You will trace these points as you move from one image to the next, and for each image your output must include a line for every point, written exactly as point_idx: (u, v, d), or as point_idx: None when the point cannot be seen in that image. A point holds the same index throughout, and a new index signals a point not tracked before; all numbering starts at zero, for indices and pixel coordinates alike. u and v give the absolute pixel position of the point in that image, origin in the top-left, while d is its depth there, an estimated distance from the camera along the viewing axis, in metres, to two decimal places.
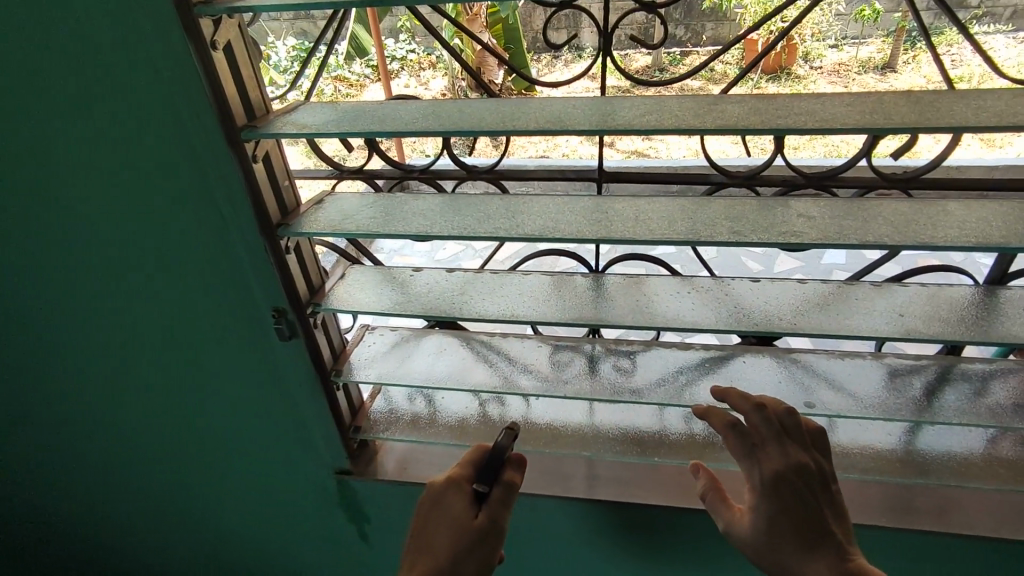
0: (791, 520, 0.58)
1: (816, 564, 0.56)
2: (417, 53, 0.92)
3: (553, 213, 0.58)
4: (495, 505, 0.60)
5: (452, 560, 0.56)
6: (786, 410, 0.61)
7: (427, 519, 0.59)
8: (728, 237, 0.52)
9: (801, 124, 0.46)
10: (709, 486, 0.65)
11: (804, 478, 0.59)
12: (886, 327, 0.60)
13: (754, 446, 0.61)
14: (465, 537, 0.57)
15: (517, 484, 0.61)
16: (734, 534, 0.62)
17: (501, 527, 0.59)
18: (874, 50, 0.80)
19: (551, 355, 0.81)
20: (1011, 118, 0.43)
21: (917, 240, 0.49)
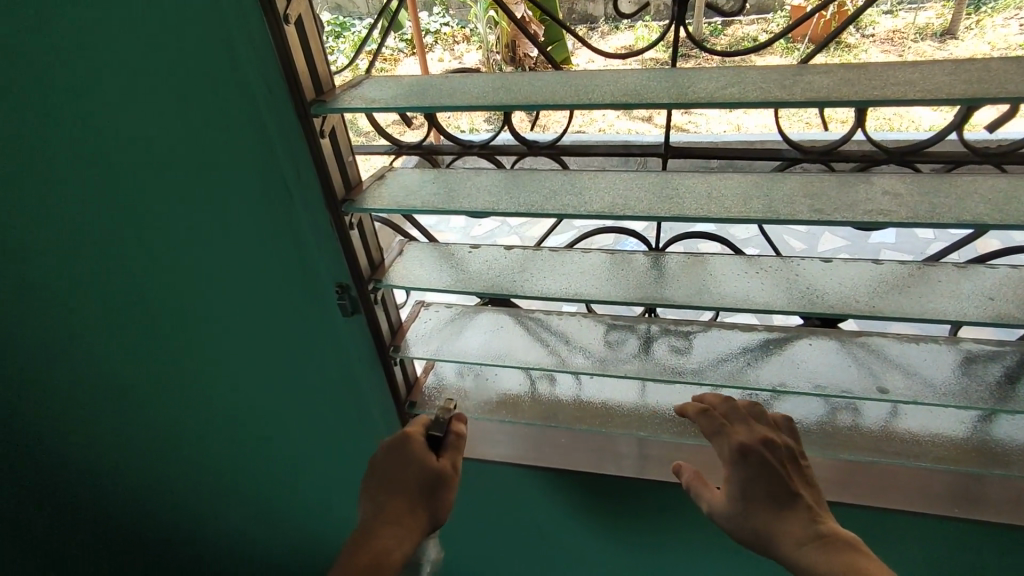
0: (760, 483, 0.61)
1: (791, 523, 0.59)
2: (452, 25, 0.73)
3: (621, 190, 0.57)
4: (449, 452, 0.67)
5: (418, 496, 0.64)
6: (749, 404, 0.68)
7: (387, 463, 0.66)
8: (809, 216, 0.50)
9: (899, 94, 0.43)
10: (688, 473, 0.68)
11: (767, 448, 0.63)
12: (974, 312, 0.57)
13: (721, 423, 0.66)
14: (428, 477, 0.64)
15: (463, 436, 0.69)
16: (716, 512, 0.64)
17: (457, 469, 0.67)
18: (933, 15, 0.60)
19: (605, 335, 0.80)
20: None
21: (1018, 220, 0.47)
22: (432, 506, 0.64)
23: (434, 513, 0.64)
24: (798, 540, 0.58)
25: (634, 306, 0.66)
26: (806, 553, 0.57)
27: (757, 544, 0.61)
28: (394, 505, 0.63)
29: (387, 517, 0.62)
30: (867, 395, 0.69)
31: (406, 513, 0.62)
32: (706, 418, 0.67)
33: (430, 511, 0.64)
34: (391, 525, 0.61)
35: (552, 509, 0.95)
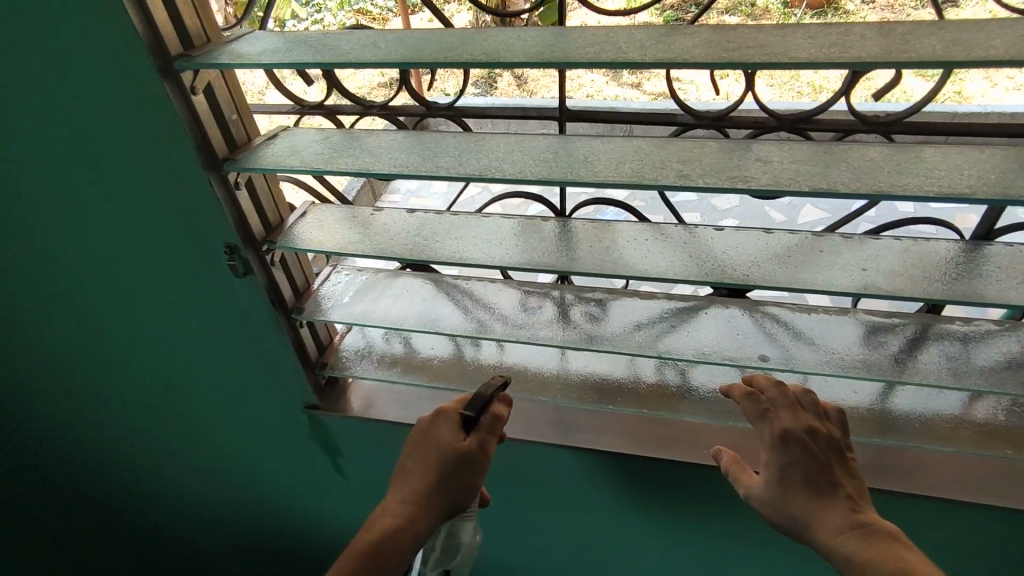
0: (802, 470, 0.61)
1: (829, 513, 0.58)
2: None
3: (503, 152, 0.56)
4: (483, 432, 0.63)
5: (443, 479, 0.61)
6: (804, 389, 0.66)
7: (415, 446, 0.63)
8: (674, 181, 0.49)
9: (750, 57, 0.42)
10: (727, 456, 0.68)
11: (816, 440, 0.62)
12: (843, 282, 0.57)
13: (766, 410, 0.65)
14: (455, 461, 0.61)
15: (504, 417, 0.64)
16: (753, 497, 0.64)
17: (488, 451, 0.62)
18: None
19: (521, 301, 0.80)
20: (985, 51, 0.39)
21: (873, 189, 0.46)
22: (457, 489, 0.61)
23: (461, 499, 0.61)
24: (837, 530, 0.57)
25: (522, 271, 0.66)
26: (841, 544, 0.56)
27: (792, 531, 0.61)
28: (420, 486, 0.61)
29: (411, 498, 0.60)
30: (747, 363, 0.69)
31: (433, 495, 0.60)
32: (751, 401, 0.67)
33: (455, 496, 0.61)
34: (419, 508, 0.60)
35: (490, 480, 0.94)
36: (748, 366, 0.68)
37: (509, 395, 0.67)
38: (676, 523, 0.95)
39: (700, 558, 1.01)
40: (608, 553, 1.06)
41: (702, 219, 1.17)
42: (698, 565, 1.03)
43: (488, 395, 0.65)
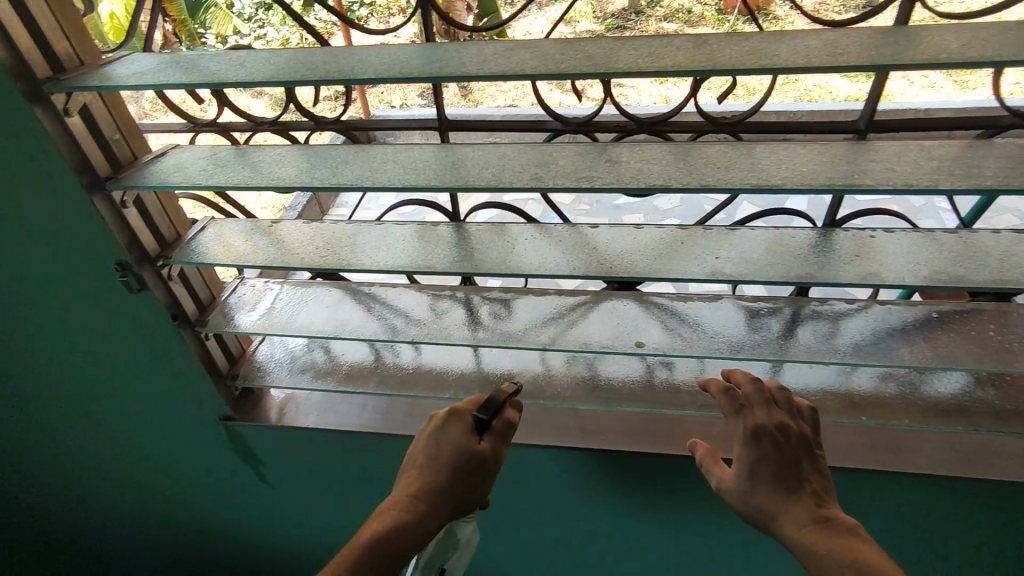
0: (773, 464, 0.59)
1: (792, 506, 0.56)
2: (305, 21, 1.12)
3: (376, 165, 0.59)
4: (495, 436, 0.61)
5: (450, 480, 0.58)
6: (778, 386, 0.65)
7: (427, 446, 0.61)
8: (528, 183, 0.53)
9: (574, 69, 0.47)
10: (702, 450, 0.66)
11: (790, 435, 0.60)
12: (696, 270, 0.61)
13: (741, 406, 0.63)
14: (467, 461, 0.59)
15: (517, 423, 0.62)
16: (724, 489, 0.61)
17: (499, 457, 0.60)
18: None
19: (431, 304, 0.83)
20: (776, 60, 0.45)
21: (701, 183, 0.51)
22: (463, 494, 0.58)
23: (464, 503, 0.59)
24: (800, 525, 0.55)
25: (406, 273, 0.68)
26: (806, 537, 0.54)
27: (761, 525, 0.58)
28: (425, 485, 0.58)
29: (417, 496, 0.58)
30: (625, 349, 0.74)
31: (438, 496, 0.58)
32: (727, 395, 0.65)
33: (457, 500, 0.59)
34: (420, 506, 0.57)
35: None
36: (626, 352, 0.72)
37: (520, 403, 0.64)
38: (599, 512, 0.98)
39: (628, 547, 1.04)
40: (538, 548, 1.09)
41: (645, 222, 1.26)
42: (626, 554, 1.06)
43: (501, 400, 0.62)
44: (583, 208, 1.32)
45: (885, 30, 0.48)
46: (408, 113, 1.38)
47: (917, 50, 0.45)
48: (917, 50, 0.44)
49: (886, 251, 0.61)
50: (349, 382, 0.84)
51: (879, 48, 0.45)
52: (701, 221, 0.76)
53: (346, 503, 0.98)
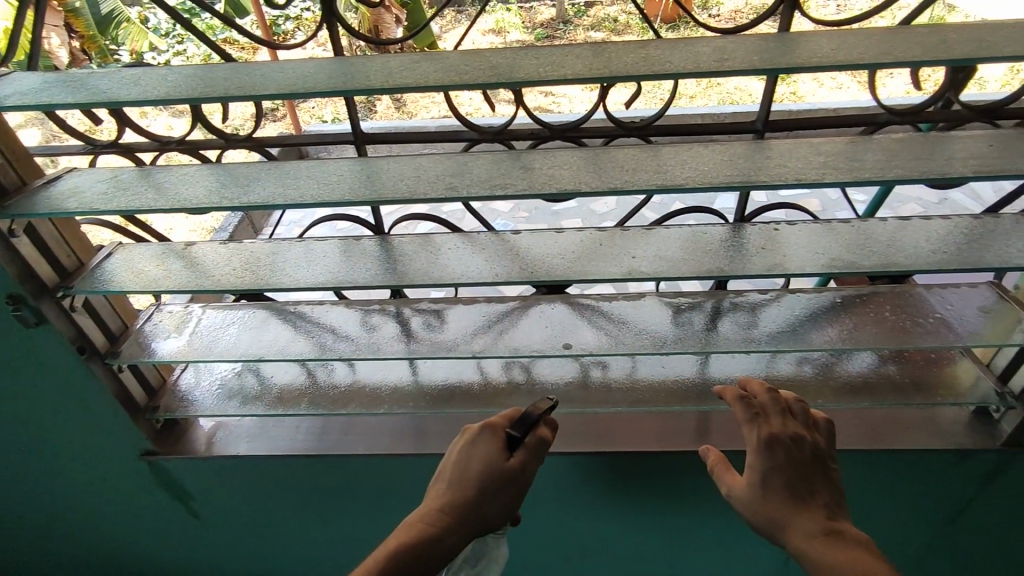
0: (786, 473, 0.60)
1: (802, 517, 0.58)
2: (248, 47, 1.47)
3: (289, 181, 0.58)
4: (527, 451, 0.64)
5: (479, 493, 0.60)
6: (795, 398, 0.67)
7: (460, 458, 0.63)
8: (442, 193, 0.54)
9: (479, 79, 0.48)
10: (714, 457, 0.67)
11: (804, 445, 0.62)
12: (615, 270, 0.63)
13: (757, 413, 0.65)
14: (498, 475, 0.61)
15: (548, 441, 0.65)
16: (734, 496, 0.62)
17: (529, 471, 0.63)
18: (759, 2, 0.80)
19: (362, 319, 0.82)
20: (667, 66, 0.47)
21: (608, 186, 0.53)
22: (494, 507, 0.61)
23: (490, 518, 0.61)
24: (809, 535, 0.56)
25: (329, 289, 0.67)
26: (810, 546, 0.55)
27: (769, 536, 0.59)
28: (455, 498, 0.60)
29: (447, 508, 0.60)
30: (554, 351, 0.75)
31: (468, 510, 0.60)
32: (743, 404, 0.66)
33: (485, 516, 0.60)
34: (451, 518, 0.59)
35: (350, 510, 0.91)
36: (554, 354, 0.73)
37: (555, 421, 0.68)
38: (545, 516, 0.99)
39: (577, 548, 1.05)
40: None
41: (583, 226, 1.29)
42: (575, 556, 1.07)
43: (535, 417, 0.65)
44: (522, 215, 1.34)
45: (768, 37, 0.51)
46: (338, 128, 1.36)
47: (793, 54, 0.48)
48: (795, 55, 0.48)
49: (790, 243, 0.65)
50: (279, 406, 0.81)
51: (760, 53, 0.48)
52: (621, 221, 0.78)
53: (285, 530, 0.94)
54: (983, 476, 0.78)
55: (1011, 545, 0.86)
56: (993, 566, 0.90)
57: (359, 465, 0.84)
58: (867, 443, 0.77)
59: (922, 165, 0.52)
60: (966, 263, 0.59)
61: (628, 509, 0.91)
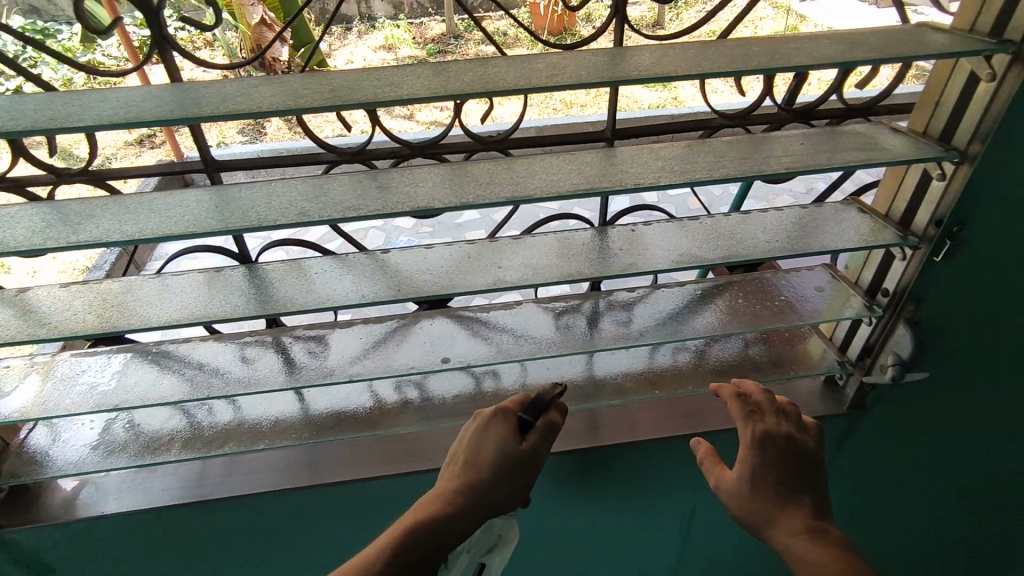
0: (777, 470, 0.65)
1: (789, 514, 0.63)
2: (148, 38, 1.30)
3: (126, 215, 0.54)
4: (537, 436, 0.68)
5: (494, 476, 0.65)
6: (790, 403, 0.72)
7: (472, 440, 0.67)
8: (292, 219, 0.53)
9: (318, 101, 0.47)
10: (703, 449, 0.71)
11: (795, 444, 0.68)
12: (480, 281, 0.64)
13: (752, 411, 0.70)
14: (512, 459, 0.66)
15: (557, 425, 0.70)
16: (723, 488, 0.67)
17: (540, 454, 0.68)
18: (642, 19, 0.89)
19: (239, 353, 0.78)
20: (502, 83, 0.49)
21: (460, 201, 0.54)
22: (504, 492, 0.65)
23: (502, 503, 0.65)
24: (793, 531, 0.62)
25: (188, 326, 0.63)
26: (797, 543, 0.61)
27: (754, 528, 0.64)
28: (469, 480, 0.64)
29: (461, 488, 0.64)
30: (432, 367, 0.75)
31: (483, 490, 0.64)
32: (740, 402, 0.71)
33: (497, 497, 0.65)
34: (465, 498, 0.63)
35: (242, 548, 0.87)
36: (431, 371, 0.73)
37: (564, 406, 0.73)
38: None
39: None
40: None
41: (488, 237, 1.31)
42: None
43: (546, 401, 0.70)
44: (424, 230, 1.33)
45: (601, 52, 0.54)
46: (227, 152, 1.24)
47: (619, 68, 0.51)
48: (620, 69, 0.51)
49: (647, 243, 0.69)
50: (147, 454, 0.74)
51: (590, 68, 0.51)
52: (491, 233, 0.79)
53: None
54: (837, 439, 0.86)
55: (872, 500, 0.97)
56: (856, 520, 0.99)
57: (245, 503, 0.80)
58: None
59: (745, 164, 0.57)
60: (795, 249, 0.65)
61: (530, 514, 0.92)
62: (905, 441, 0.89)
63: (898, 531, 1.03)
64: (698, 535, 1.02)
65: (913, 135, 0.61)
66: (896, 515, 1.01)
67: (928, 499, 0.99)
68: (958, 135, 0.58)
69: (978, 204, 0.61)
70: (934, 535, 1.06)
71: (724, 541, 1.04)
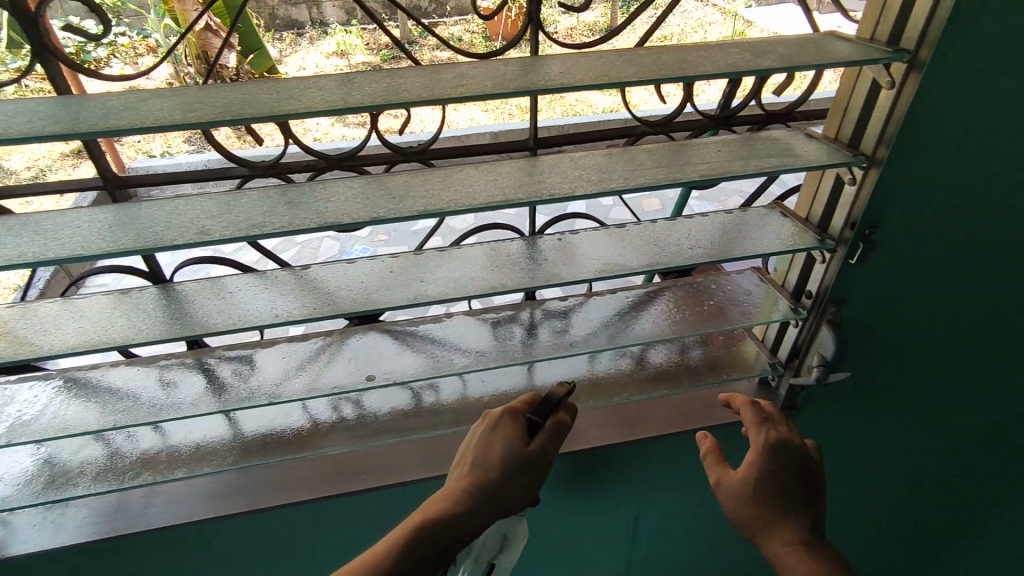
0: (781, 480, 0.67)
1: (786, 525, 0.65)
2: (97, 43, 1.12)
3: (7, 238, 0.51)
4: (546, 441, 0.68)
5: (501, 481, 0.65)
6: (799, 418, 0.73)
7: (482, 444, 0.67)
8: (189, 239, 0.50)
9: (208, 116, 0.45)
10: (708, 445, 0.72)
11: (802, 456, 0.69)
12: (400, 297, 0.63)
13: (765, 418, 0.71)
14: (521, 465, 0.66)
15: (566, 429, 0.70)
16: (723, 487, 0.69)
17: (547, 457, 0.68)
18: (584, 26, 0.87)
19: (158, 378, 0.74)
20: (405, 95, 0.47)
21: (369, 217, 0.52)
22: (508, 497, 0.66)
23: (509, 504, 0.66)
24: (786, 542, 0.65)
25: (90, 353, 0.59)
26: (789, 554, 0.64)
27: (748, 531, 0.67)
28: (476, 481, 0.65)
29: (469, 490, 0.64)
30: (356, 385, 0.72)
31: (489, 493, 0.65)
32: (753, 407, 0.72)
33: (502, 500, 0.65)
34: (472, 501, 0.64)
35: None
36: (355, 390, 0.70)
37: (573, 406, 0.73)
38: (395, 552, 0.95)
39: None
40: None
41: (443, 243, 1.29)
42: None
43: (553, 403, 0.71)
44: (379, 238, 1.30)
45: (514, 61, 0.53)
46: (170, 161, 1.20)
47: (526, 78, 0.50)
48: (528, 79, 0.50)
49: (575, 253, 0.68)
50: (54, 490, 0.70)
51: (499, 78, 0.50)
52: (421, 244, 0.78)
53: None
54: None
55: None
56: None
57: (169, 531, 0.77)
58: (673, 426, 0.84)
59: (661, 172, 0.57)
60: (716, 255, 0.66)
61: None
62: (851, 437, 0.92)
63: (842, 524, 1.07)
64: (643, 539, 1.02)
65: (824, 141, 0.62)
66: (842, 509, 1.04)
67: (859, 491, 1.02)
68: (865, 140, 0.60)
69: (888, 207, 0.63)
70: (876, 526, 1.10)
71: (672, 543, 1.05)
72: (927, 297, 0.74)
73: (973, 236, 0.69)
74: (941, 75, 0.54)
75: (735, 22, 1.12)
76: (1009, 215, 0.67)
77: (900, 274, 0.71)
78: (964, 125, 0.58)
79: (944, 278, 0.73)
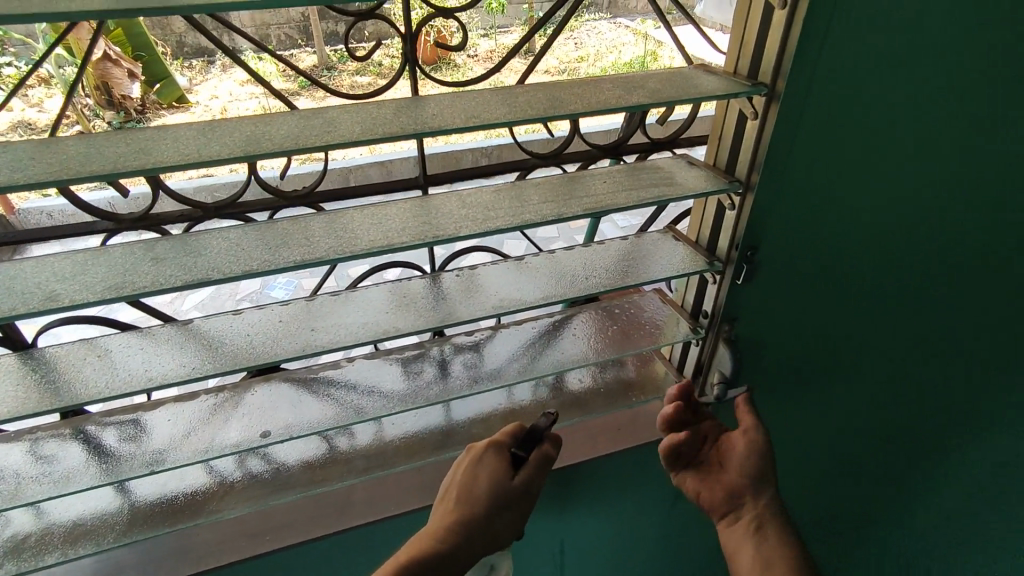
0: None
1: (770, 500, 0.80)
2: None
3: None
4: (531, 471, 0.67)
5: (487, 515, 0.64)
6: None
7: (467, 479, 0.65)
8: (31, 307, 0.45)
9: (39, 176, 0.41)
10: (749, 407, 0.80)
11: None
12: (291, 349, 0.60)
13: None
14: (507, 497, 0.65)
15: (552, 460, 0.68)
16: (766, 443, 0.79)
17: (533, 487, 0.67)
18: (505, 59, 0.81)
19: (29, 454, 0.67)
20: (265, 145, 0.45)
21: (239, 271, 0.49)
22: (497, 528, 0.65)
23: (496, 535, 0.65)
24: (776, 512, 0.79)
25: None
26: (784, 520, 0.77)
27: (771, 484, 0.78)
28: (462, 517, 0.63)
29: (453, 527, 0.62)
30: (251, 443, 0.68)
31: (477, 528, 0.63)
32: None
33: (490, 533, 0.64)
34: (459, 539, 0.62)
35: None
36: (248, 448, 0.66)
37: (558, 435, 0.70)
38: None
39: None
40: None
41: None
42: None
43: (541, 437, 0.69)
44: None
45: (390, 104, 0.52)
46: None
47: (398, 122, 0.49)
48: (399, 122, 0.49)
49: (476, 289, 0.67)
50: None
51: (368, 123, 0.49)
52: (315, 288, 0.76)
53: None
54: None
55: None
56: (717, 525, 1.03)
57: None
58: (588, 451, 0.84)
59: (547, 207, 0.58)
60: (610, 282, 0.67)
61: None
62: None
63: None
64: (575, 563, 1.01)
65: (701, 168, 0.64)
66: None
67: None
68: (738, 168, 0.63)
69: (764, 228, 0.66)
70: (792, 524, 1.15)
71: (604, 564, 1.05)
72: (905, 288, 0.83)
73: (946, 230, 0.78)
74: (792, 106, 0.57)
75: (647, 42, 1.14)
76: (870, 228, 0.72)
77: (836, 278, 0.77)
78: (861, 142, 0.64)
79: (891, 276, 0.80)
